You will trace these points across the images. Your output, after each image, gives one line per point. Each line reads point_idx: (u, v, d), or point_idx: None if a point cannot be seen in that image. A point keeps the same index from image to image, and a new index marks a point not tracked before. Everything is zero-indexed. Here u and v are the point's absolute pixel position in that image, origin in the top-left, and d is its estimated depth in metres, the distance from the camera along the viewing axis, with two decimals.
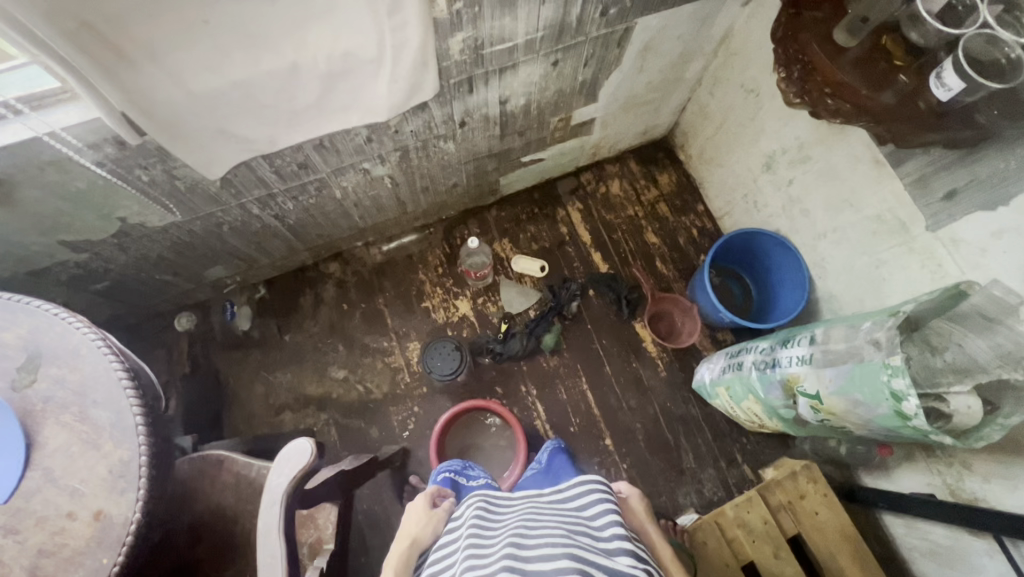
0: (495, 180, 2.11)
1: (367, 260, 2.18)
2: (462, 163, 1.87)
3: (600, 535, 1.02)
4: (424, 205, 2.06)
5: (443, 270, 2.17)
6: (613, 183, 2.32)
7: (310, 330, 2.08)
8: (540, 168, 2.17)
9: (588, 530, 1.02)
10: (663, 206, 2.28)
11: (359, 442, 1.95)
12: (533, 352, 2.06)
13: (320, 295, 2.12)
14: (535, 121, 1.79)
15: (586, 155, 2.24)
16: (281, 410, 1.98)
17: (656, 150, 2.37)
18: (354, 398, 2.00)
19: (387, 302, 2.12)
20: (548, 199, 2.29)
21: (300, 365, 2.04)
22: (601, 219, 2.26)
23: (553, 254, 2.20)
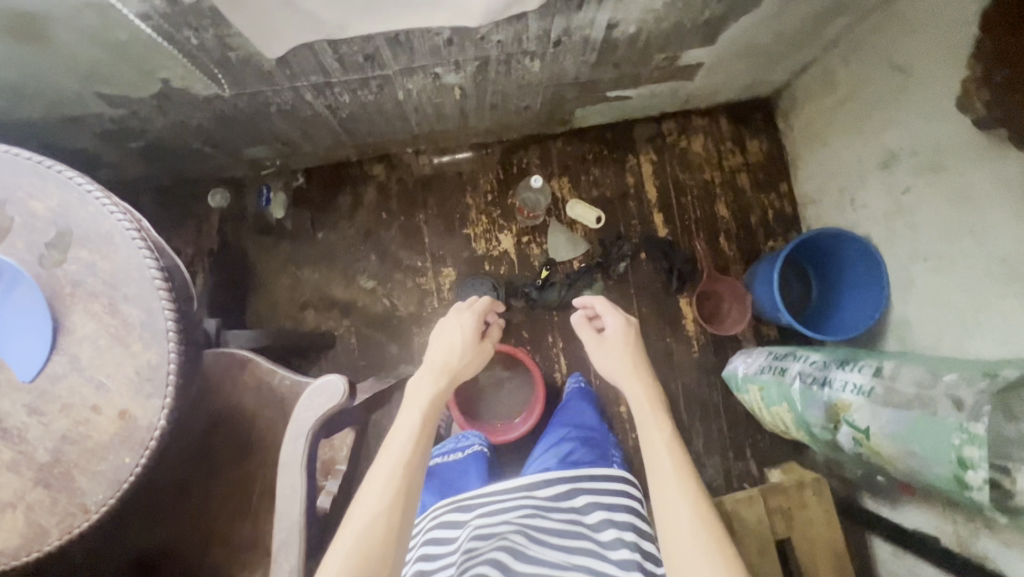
0: (570, 110, 1.87)
1: (414, 169, 2.01)
2: (541, 86, 1.64)
3: (605, 542, 1.22)
4: (486, 123, 1.85)
5: (492, 197, 2.01)
6: (695, 139, 2.07)
7: (344, 231, 1.98)
8: (622, 106, 1.92)
9: (595, 537, 1.23)
10: (744, 178, 2.06)
11: (377, 356, 1.93)
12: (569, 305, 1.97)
13: (360, 197, 1.99)
14: (636, 55, 1.54)
15: (675, 101, 1.97)
16: (304, 307, 1.94)
17: (754, 109, 2.08)
18: (379, 311, 1.95)
19: (428, 220, 2.00)
20: (620, 143, 2.06)
21: (329, 266, 1.96)
22: (672, 179, 2.05)
23: (612, 206, 2.03)
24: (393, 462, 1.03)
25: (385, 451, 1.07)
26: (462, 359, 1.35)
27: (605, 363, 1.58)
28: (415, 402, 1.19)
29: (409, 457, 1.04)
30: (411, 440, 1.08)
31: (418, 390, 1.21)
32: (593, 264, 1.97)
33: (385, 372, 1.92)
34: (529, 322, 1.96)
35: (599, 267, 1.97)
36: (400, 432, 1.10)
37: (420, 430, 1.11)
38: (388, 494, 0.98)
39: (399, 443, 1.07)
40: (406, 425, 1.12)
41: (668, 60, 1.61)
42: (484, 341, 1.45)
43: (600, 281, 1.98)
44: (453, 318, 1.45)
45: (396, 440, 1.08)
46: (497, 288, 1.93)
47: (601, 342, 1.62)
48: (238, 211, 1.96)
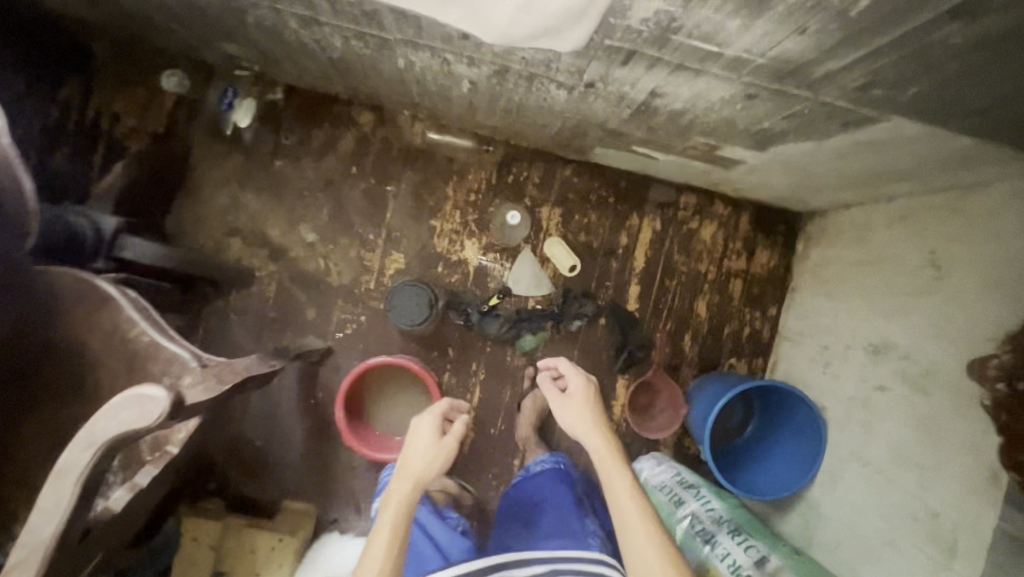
0: (589, 146, 1.66)
1: (404, 136, 1.79)
2: (563, 114, 1.41)
3: None
4: (495, 122, 1.63)
5: (473, 199, 1.81)
6: (707, 224, 1.88)
7: (306, 172, 1.78)
8: (646, 162, 1.71)
9: None
10: (737, 285, 1.89)
11: (291, 314, 1.78)
12: (508, 342, 1.81)
13: (335, 142, 1.78)
14: (677, 129, 1.32)
15: (704, 179, 1.76)
16: (232, 234, 1.76)
17: (779, 219, 1.89)
18: (310, 269, 1.78)
19: (398, 196, 1.80)
20: (629, 196, 1.86)
21: (276, 201, 1.77)
22: (666, 255, 1.87)
23: (593, 258, 1.85)
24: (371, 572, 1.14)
25: (369, 549, 1.18)
26: (431, 471, 1.33)
27: (568, 421, 1.47)
28: (389, 505, 1.25)
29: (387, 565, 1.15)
30: (388, 548, 1.17)
31: (388, 500, 1.25)
32: (548, 311, 1.80)
33: (292, 334, 1.78)
34: (459, 342, 1.81)
35: (553, 315, 1.81)
36: (379, 537, 1.19)
37: (396, 537, 1.20)
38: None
39: (382, 548, 1.17)
40: (387, 528, 1.20)
41: (709, 146, 1.40)
42: (450, 438, 1.41)
43: (547, 330, 1.82)
44: (423, 423, 1.43)
45: (379, 542, 1.18)
46: (434, 304, 1.68)
47: (566, 399, 1.50)
48: (199, 103, 1.74)
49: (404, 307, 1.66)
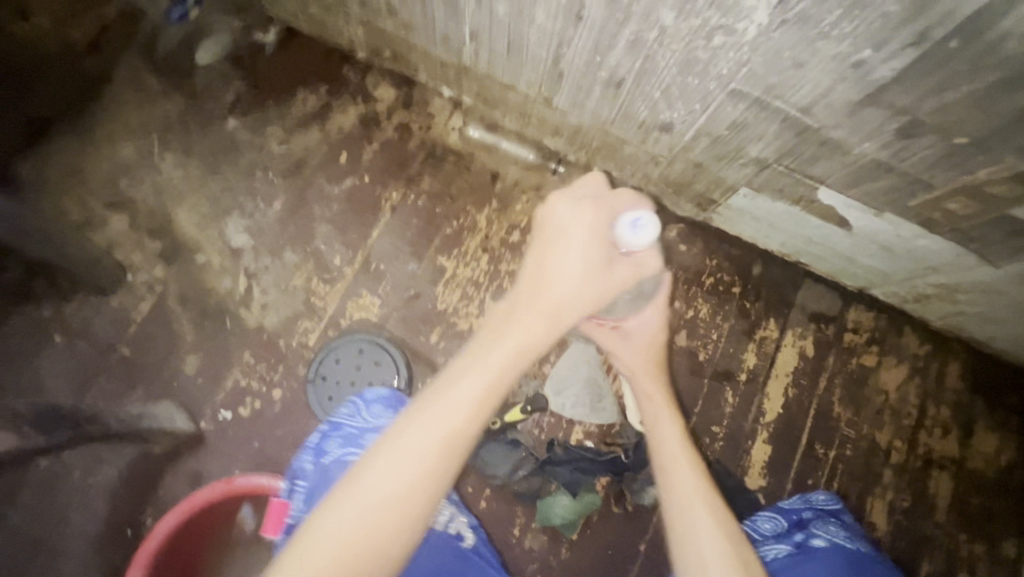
0: (730, 185, 0.98)
1: (432, 126, 1.16)
2: (727, 87, 0.76)
3: None
4: (582, 114, 0.99)
5: (516, 241, 1.11)
6: (891, 364, 1.11)
7: (270, 145, 1.14)
8: (818, 236, 1.01)
9: None
10: (942, 483, 1.06)
11: (156, 358, 1.00)
12: (520, 498, 0.96)
13: (327, 113, 1.16)
14: (988, 131, 0.63)
15: (906, 285, 1.04)
16: (120, 206, 1.08)
17: (1016, 385, 1.11)
18: (220, 291, 1.05)
19: (398, 210, 1.12)
20: (766, 291, 1.13)
21: (208, 174, 1.11)
22: (818, 401, 1.08)
23: (696, 380, 1.07)
24: (404, 462, 0.47)
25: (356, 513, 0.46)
26: (576, 305, 0.55)
27: (635, 328, 0.74)
28: (481, 350, 0.52)
29: None
30: (404, 495, 0.47)
31: (515, 315, 0.54)
32: (606, 456, 0.98)
33: (144, 394, 0.98)
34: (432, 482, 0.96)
35: (615, 468, 0.98)
36: (359, 495, 0.47)
37: (439, 461, 0.48)
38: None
39: (405, 479, 0.47)
40: (398, 478, 0.47)
41: (1018, 195, 0.70)
42: (616, 268, 0.57)
43: (599, 494, 0.98)
44: (574, 220, 0.57)
45: (389, 469, 0.47)
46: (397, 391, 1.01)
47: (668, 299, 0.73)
48: (149, 20, 1.18)
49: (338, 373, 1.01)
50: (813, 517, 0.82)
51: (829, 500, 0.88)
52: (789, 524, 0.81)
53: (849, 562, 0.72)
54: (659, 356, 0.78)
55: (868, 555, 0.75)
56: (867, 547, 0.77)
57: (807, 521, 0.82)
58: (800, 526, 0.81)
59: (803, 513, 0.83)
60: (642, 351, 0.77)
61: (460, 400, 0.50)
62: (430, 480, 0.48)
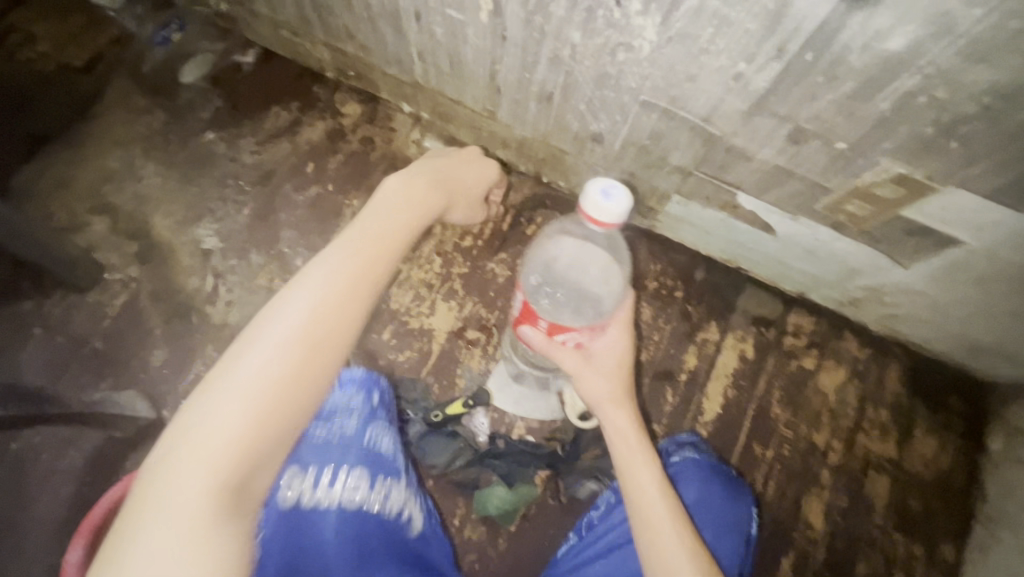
0: (663, 192, 1.04)
1: (393, 140, 1.25)
2: (638, 100, 0.83)
3: None
4: (524, 127, 1.06)
5: (467, 245, 1.18)
6: (830, 367, 1.14)
7: (243, 156, 1.23)
8: (750, 241, 1.06)
9: None
10: (879, 485, 1.07)
11: (125, 351, 1.08)
12: (460, 489, 1.01)
13: (297, 127, 1.25)
14: (860, 136, 0.69)
15: (839, 289, 1.08)
16: (102, 210, 1.17)
17: (956, 390, 1.13)
18: (189, 289, 1.12)
19: (359, 216, 1.19)
20: (708, 296, 1.17)
21: (184, 182, 1.20)
22: (757, 402, 1.11)
23: (637, 379, 1.12)
24: (300, 308, 0.56)
25: (268, 357, 0.53)
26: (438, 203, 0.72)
27: (599, 348, 0.80)
28: (362, 226, 0.63)
29: (249, 428, 0.51)
30: (302, 335, 0.55)
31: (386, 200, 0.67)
32: (544, 450, 1.03)
33: (111, 383, 1.05)
34: None
35: (552, 462, 1.03)
36: (267, 339, 0.54)
37: (337, 307, 0.57)
38: (218, 527, 0.48)
39: (303, 324, 0.55)
40: (297, 325, 0.55)
41: (902, 197, 0.75)
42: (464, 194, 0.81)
43: (537, 487, 1.02)
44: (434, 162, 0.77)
45: (287, 317, 0.55)
46: None
47: (624, 318, 0.82)
48: (139, 43, 1.29)
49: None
50: (673, 448, 0.96)
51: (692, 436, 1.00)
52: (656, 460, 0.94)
53: (700, 477, 0.87)
54: (621, 379, 0.80)
55: (715, 465, 0.90)
56: (716, 461, 0.92)
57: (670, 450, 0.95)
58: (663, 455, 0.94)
59: (664, 448, 0.96)
60: (606, 375, 0.78)
61: (345, 261, 0.59)
62: (331, 323, 0.56)
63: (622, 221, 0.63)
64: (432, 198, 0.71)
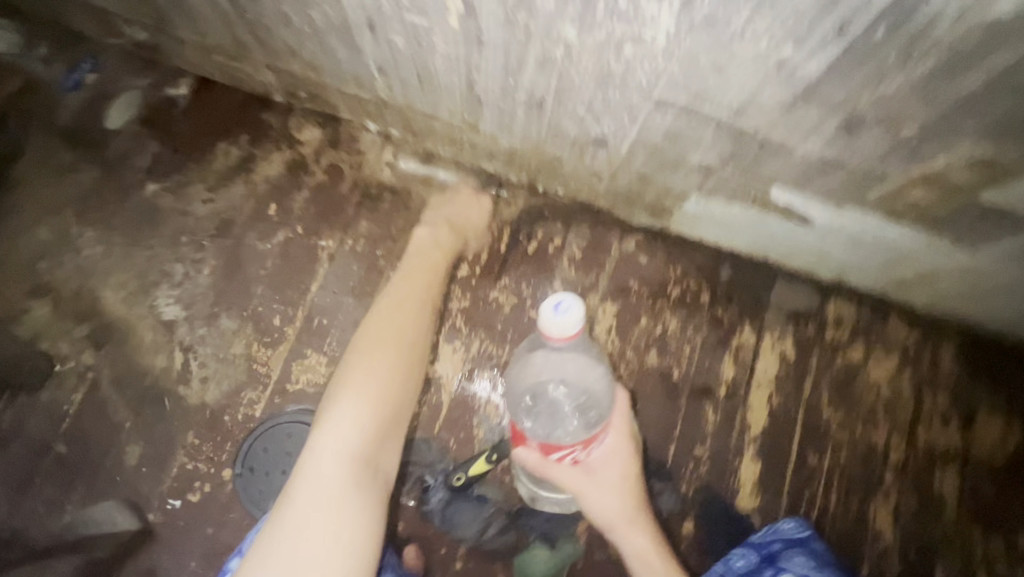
0: (680, 192, 0.91)
1: (363, 164, 1.10)
2: (651, 98, 0.69)
3: None
4: (512, 137, 0.92)
5: (464, 275, 1.05)
6: (879, 357, 1.04)
7: (194, 206, 1.07)
8: (782, 234, 0.94)
9: None
10: (948, 478, 0.99)
11: (94, 451, 0.94)
12: (496, 556, 0.90)
13: (252, 164, 1.09)
14: (937, 118, 0.56)
15: (885, 274, 0.97)
16: (42, 292, 1.01)
17: (1016, 362, 1.03)
18: (156, 370, 0.99)
19: (337, 258, 1.05)
20: (737, 295, 1.06)
21: (132, 245, 1.05)
22: (806, 406, 1.01)
23: (672, 401, 1.01)
24: (356, 392, 0.72)
25: (358, 389, 0.72)
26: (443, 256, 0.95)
27: (598, 459, 0.77)
28: (393, 300, 0.84)
29: (323, 514, 0.64)
30: (361, 417, 0.71)
31: (411, 272, 0.90)
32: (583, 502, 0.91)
33: (84, 492, 0.92)
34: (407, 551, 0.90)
35: None
36: (332, 428, 0.70)
37: (401, 342, 0.79)
38: (331, 531, 0.63)
39: (359, 411, 0.71)
40: (355, 411, 0.71)
41: (981, 180, 0.63)
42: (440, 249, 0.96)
43: (580, 542, 0.91)
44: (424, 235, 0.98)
45: (345, 406, 0.71)
46: None
47: (621, 420, 0.79)
48: (53, 89, 1.11)
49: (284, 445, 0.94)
50: (782, 547, 0.82)
51: (798, 526, 0.85)
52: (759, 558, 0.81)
53: None
54: (630, 486, 0.78)
55: None
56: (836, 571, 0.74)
57: (777, 550, 0.81)
58: (766, 556, 0.81)
59: (773, 546, 0.82)
60: (614, 490, 0.76)
61: (393, 334, 0.80)
62: (395, 395, 0.74)
63: (578, 329, 0.59)
64: (446, 241, 0.98)
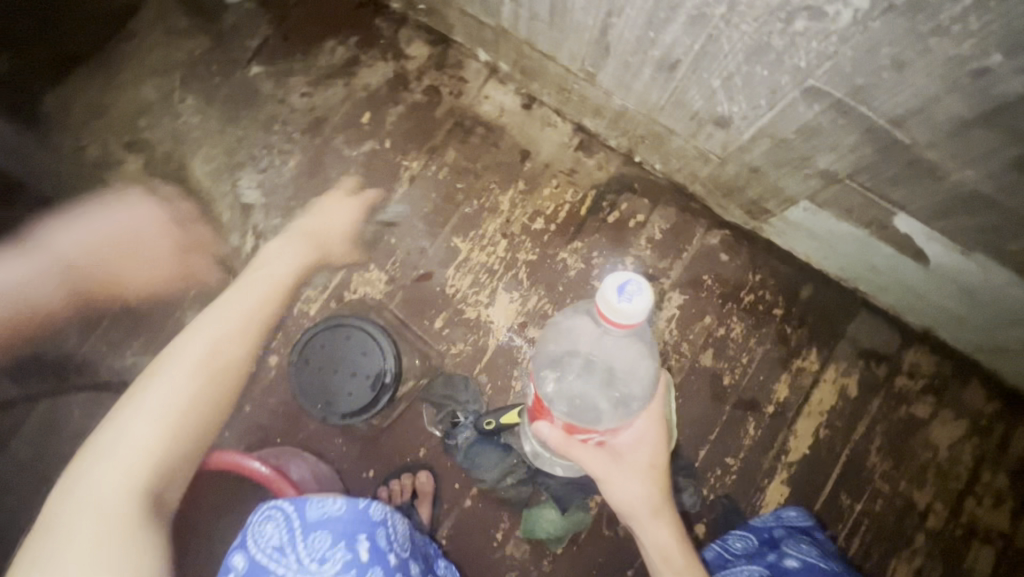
0: (789, 195, 0.86)
1: (463, 93, 1.07)
2: (802, 84, 0.63)
3: None
4: (628, 96, 0.87)
5: (538, 228, 1.03)
6: (945, 418, 0.98)
7: (292, 97, 1.07)
8: (886, 265, 0.87)
9: None
10: (983, 558, 0.94)
11: (159, 309, 0.99)
12: (507, 503, 0.92)
13: (354, 68, 1.08)
14: None
15: (985, 334, 0.89)
16: (138, 147, 1.05)
17: None
18: (227, 247, 1.02)
19: (417, 181, 1.04)
20: (811, 318, 1.01)
21: (226, 122, 1.06)
22: (852, 448, 0.97)
23: (716, 405, 0.98)
24: (181, 367, 0.61)
25: (161, 379, 0.60)
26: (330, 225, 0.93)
27: (626, 443, 0.71)
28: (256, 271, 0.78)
29: (107, 521, 0.52)
30: (189, 378, 0.61)
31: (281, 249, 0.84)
32: None
33: (144, 344, 0.98)
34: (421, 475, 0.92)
35: None
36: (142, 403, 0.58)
37: (207, 359, 0.63)
38: (135, 543, 0.52)
39: (180, 389, 0.60)
40: (170, 389, 0.60)
41: None
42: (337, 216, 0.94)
43: (591, 512, 0.93)
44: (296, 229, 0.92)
45: (162, 382, 0.60)
46: (382, 384, 0.94)
47: (655, 409, 0.73)
48: None
49: (349, 365, 0.95)
50: (783, 535, 0.80)
51: (801, 515, 0.84)
52: (760, 545, 0.79)
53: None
54: (660, 475, 0.71)
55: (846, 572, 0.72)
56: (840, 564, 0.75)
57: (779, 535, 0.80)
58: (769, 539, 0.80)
59: (775, 531, 0.81)
60: (641, 476, 0.70)
61: (256, 286, 0.73)
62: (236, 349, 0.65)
63: (647, 318, 0.49)
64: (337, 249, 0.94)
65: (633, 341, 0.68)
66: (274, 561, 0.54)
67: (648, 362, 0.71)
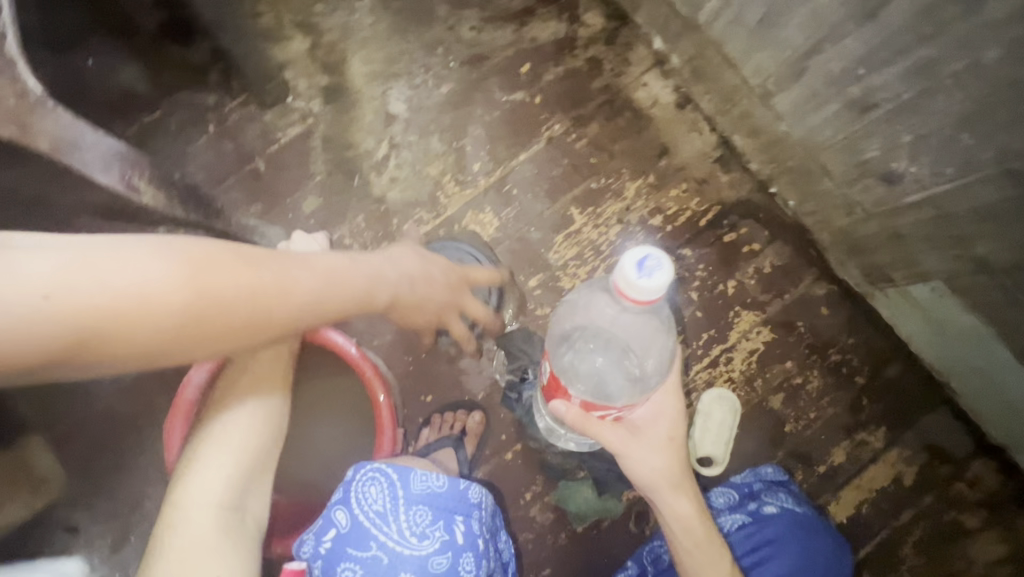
0: (922, 271, 0.85)
1: (623, 74, 1.07)
2: (1006, 163, 0.64)
3: None
4: (797, 125, 0.87)
5: (654, 225, 1.03)
6: (991, 537, 0.96)
7: (461, 28, 1.09)
8: (994, 369, 0.86)
9: None
10: None
11: (283, 184, 1.04)
12: (546, 468, 0.95)
13: (528, 18, 1.09)
14: None
15: None
16: (307, 29, 1.09)
17: None
18: (360, 148, 1.05)
19: (554, 143, 1.06)
20: (890, 397, 1.00)
21: (394, 31, 1.09)
22: (888, 532, 0.97)
23: (769, 447, 0.98)
24: (244, 405, 0.71)
25: (233, 409, 0.70)
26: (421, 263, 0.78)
27: (642, 418, 0.72)
28: None
29: (205, 534, 0.61)
30: (254, 411, 0.71)
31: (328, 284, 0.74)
32: None
33: (262, 211, 1.03)
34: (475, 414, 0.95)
35: None
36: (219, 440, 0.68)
37: (262, 383, 0.73)
38: (234, 548, 0.62)
39: (249, 419, 0.70)
40: (241, 420, 0.70)
41: None
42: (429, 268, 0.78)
43: (623, 504, 0.95)
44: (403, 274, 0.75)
45: (231, 422, 0.69)
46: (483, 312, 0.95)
47: (673, 382, 0.74)
48: None
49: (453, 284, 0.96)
50: (762, 486, 0.90)
51: (778, 471, 0.93)
52: (742, 495, 0.88)
53: (801, 531, 0.83)
54: (678, 447, 0.73)
55: (812, 518, 0.86)
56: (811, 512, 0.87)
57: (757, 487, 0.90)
58: (744, 490, 0.89)
59: (754, 485, 0.90)
60: (657, 450, 0.72)
61: None
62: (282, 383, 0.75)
63: (666, 294, 0.49)
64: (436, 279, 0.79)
65: (641, 318, 0.69)
66: (374, 524, 0.66)
67: (666, 334, 0.72)
